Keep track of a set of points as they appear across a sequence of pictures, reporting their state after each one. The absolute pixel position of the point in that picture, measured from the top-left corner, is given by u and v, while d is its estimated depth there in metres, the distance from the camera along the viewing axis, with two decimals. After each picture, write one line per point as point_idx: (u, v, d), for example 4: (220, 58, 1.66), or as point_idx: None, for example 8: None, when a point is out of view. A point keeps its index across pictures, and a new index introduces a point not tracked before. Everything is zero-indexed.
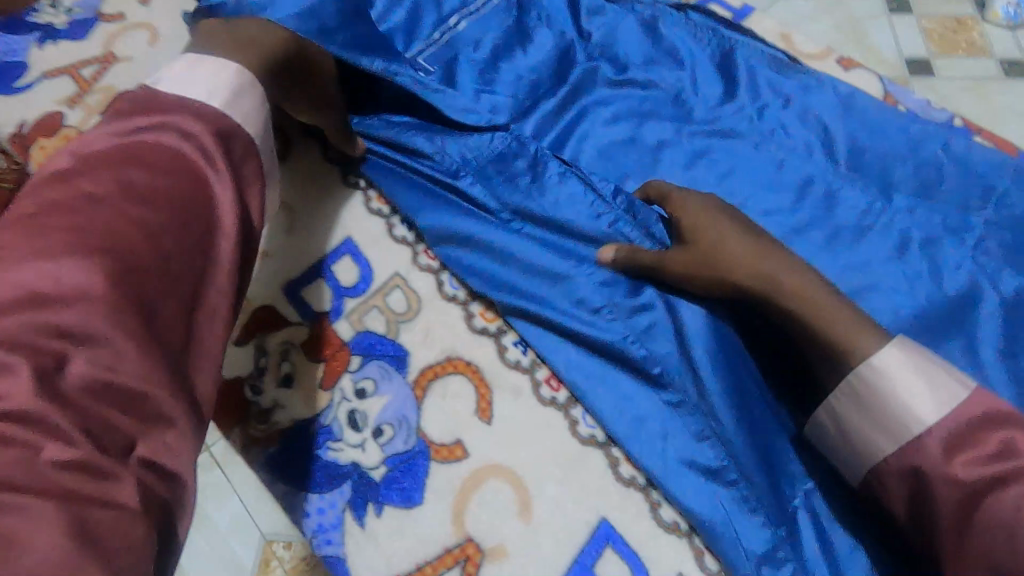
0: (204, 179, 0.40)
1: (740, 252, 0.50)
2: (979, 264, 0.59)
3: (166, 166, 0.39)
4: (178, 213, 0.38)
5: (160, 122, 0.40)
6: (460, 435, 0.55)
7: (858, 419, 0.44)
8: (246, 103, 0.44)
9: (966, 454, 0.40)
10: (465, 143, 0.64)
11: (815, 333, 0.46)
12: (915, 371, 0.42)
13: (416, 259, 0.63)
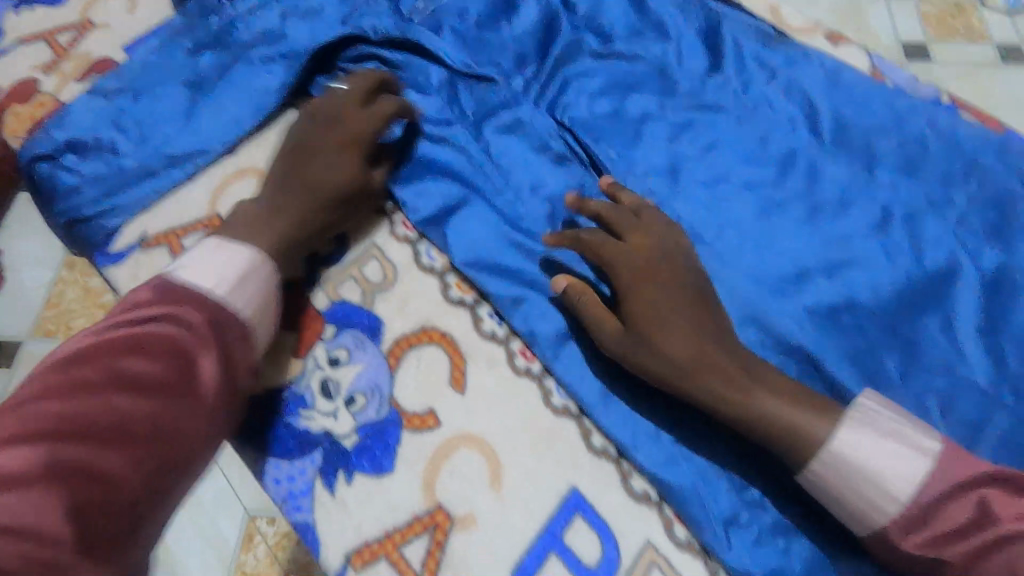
0: (200, 364, 0.44)
1: (673, 342, 0.50)
2: (961, 240, 0.58)
3: (163, 357, 0.43)
4: (165, 406, 0.41)
5: (173, 315, 0.45)
6: (432, 404, 0.55)
7: (836, 503, 0.46)
8: (248, 285, 0.50)
9: (947, 537, 0.42)
10: (464, 101, 0.67)
11: (764, 423, 0.48)
12: (877, 448, 0.45)
13: (392, 230, 0.62)
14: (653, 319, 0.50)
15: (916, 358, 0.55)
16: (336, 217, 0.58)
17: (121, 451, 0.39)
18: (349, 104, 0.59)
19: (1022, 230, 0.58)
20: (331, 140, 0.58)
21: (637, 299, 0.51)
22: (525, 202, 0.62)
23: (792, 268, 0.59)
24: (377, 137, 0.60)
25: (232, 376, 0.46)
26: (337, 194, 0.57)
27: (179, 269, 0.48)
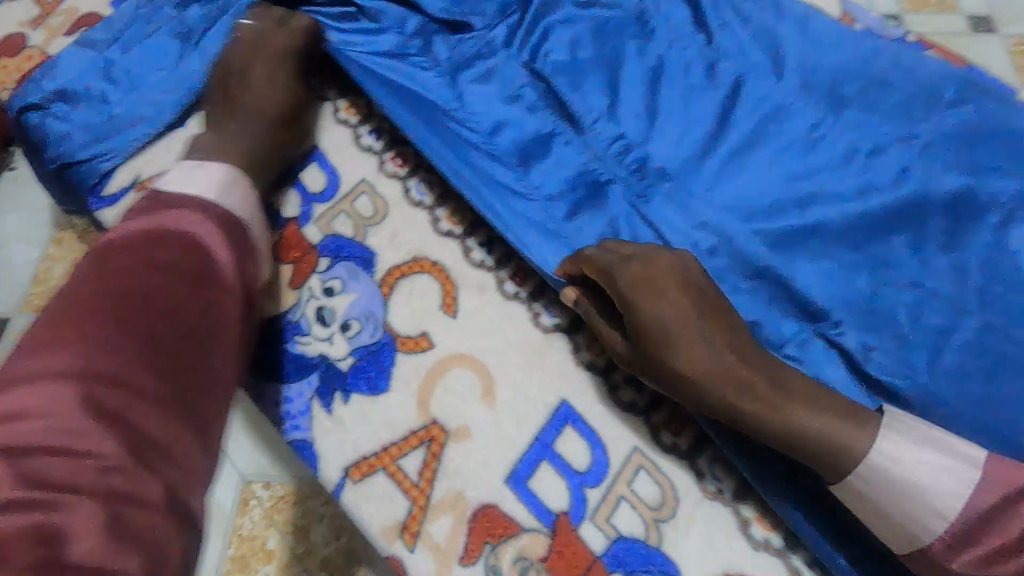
0: (214, 259, 0.43)
1: (699, 360, 0.45)
2: (928, 167, 0.61)
3: (177, 253, 0.42)
4: (187, 293, 0.40)
5: (174, 217, 0.44)
6: (423, 327, 0.56)
7: (875, 518, 0.44)
8: (236, 193, 0.49)
9: (989, 548, 0.40)
10: (439, 52, 0.68)
11: (797, 438, 0.44)
12: (922, 463, 0.42)
13: (382, 167, 0.65)
14: (682, 337, 0.46)
15: (886, 276, 0.58)
16: (283, 142, 0.61)
17: (153, 335, 0.37)
18: (271, 34, 0.62)
19: (984, 156, 0.61)
20: (262, 63, 0.60)
21: (661, 320, 0.46)
22: (499, 142, 0.63)
23: (767, 198, 0.62)
24: (301, 60, 0.63)
25: (241, 271, 0.45)
26: (280, 116, 0.60)
27: (164, 184, 0.47)
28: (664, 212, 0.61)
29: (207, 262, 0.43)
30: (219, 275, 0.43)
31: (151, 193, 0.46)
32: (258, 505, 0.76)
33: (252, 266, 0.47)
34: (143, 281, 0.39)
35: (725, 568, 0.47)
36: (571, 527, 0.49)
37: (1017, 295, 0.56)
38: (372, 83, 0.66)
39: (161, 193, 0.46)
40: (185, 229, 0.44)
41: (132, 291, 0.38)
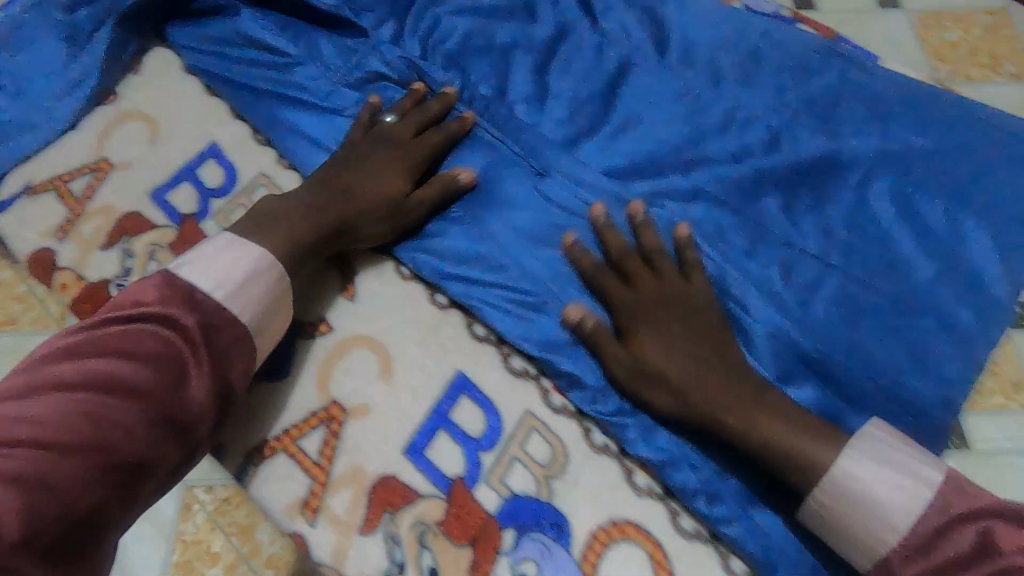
0: (175, 383, 0.45)
1: (705, 382, 0.49)
2: (798, 133, 0.65)
3: (135, 371, 0.44)
4: (119, 431, 0.42)
5: (144, 322, 0.46)
6: (323, 312, 0.58)
7: (823, 521, 0.46)
8: (249, 292, 0.50)
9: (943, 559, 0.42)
10: (323, 54, 0.69)
11: (768, 448, 0.47)
12: (887, 477, 0.45)
13: (280, 159, 0.66)
14: (670, 345, 0.50)
15: (763, 235, 0.62)
16: (359, 223, 0.57)
17: (65, 477, 0.39)
18: (387, 126, 0.62)
19: (846, 123, 0.65)
20: (380, 155, 0.60)
21: (653, 332, 0.51)
22: None
23: (650, 172, 0.65)
24: (423, 161, 0.61)
25: (212, 390, 0.47)
26: (371, 203, 0.57)
27: (180, 270, 0.49)
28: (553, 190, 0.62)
29: (171, 384, 0.45)
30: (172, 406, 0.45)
31: (167, 277, 0.49)
32: (201, 514, 0.73)
33: (232, 379, 0.49)
34: (82, 408, 0.41)
35: (611, 515, 0.50)
36: (467, 490, 0.51)
37: (875, 245, 0.61)
38: (261, 90, 0.68)
39: (175, 280, 0.49)
40: (156, 338, 0.45)
41: (60, 424, 0.40)
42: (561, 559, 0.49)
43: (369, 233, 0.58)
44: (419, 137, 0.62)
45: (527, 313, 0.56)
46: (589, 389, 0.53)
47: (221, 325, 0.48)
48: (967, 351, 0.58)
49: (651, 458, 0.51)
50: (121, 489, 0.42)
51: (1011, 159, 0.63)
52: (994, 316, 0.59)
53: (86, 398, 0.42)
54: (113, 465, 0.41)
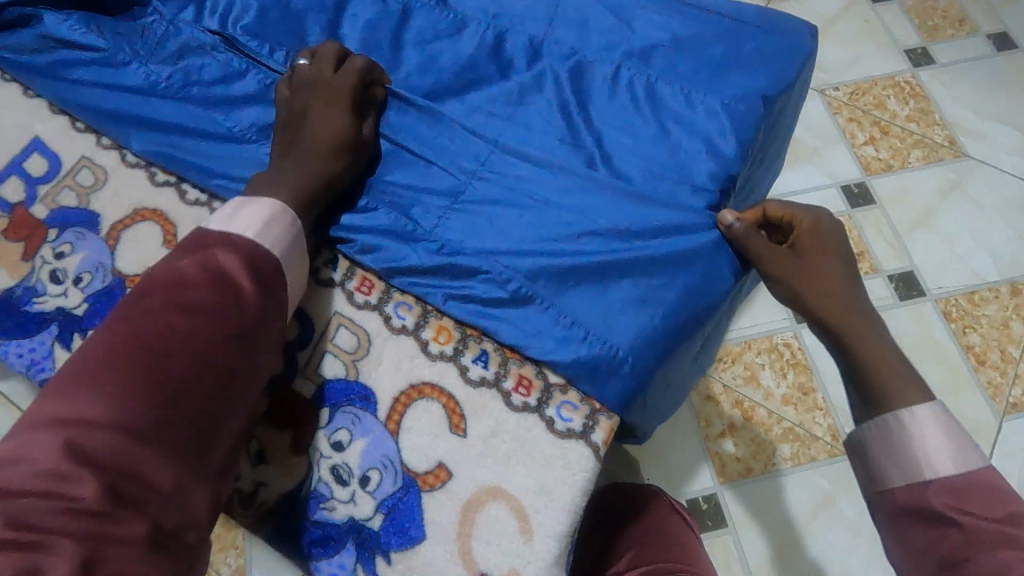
0: (238, 299, 0.50)
1: (834, 303, 0.57)
2: (558, 43, 0.73)
3: (203, 290, 0.48)
4: (206, 337, 0.47)
5: (206, 255, 0.50)
6: (150, 264, 0.66)
7: (874, 440, 0.52)
8: (275, 227, 0.55)
9: (966, 510, 0.46)
10: (133, 40, 0.72)
11: (882, 352, 0.55)
12: (943, 439, 0.49)
13: (100, 141, 0.72)
14: (836, 306, 0.57)
15: (524, 133, 0.68)
16: (332, 166, 0.61)
17: (169, 379, 0.45)
18: (308, 70, 0.64)
19: (599, 31, 0.73)
20: (313, 95, 0.62)
21: (834, 296, 0.57)
22: (193, 101, 0.70)
23: (437, 93, 0.71)
24: (352, 91, 0.63)
25: (264, 304, 0.51)
26: (324, 147, 0.60)
27: (211, 221, 0.54)
28: None
29: (233, 302, 0.49)
30: (246, 318, 0.49)
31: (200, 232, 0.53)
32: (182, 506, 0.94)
33: (279, 303, 0.53)
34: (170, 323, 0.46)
35: (409, 380, 0.59)
36: (287, 383, 0.59)
37: (625, 127, 0.69)
38: (77, 86, 0.72)
39: (208, 232, 0.53)
40: (210, 264, 0.50)
41: (158, 335, 0.46)
42: (369, 423, 0.57)
43: (339, 176, 0.61)
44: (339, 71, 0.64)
45: (353, 221, 0.63)
46: (403, 271, 0.61)
47: (262, 253, 0.53)
48: (705, 205, 0.66)
49: (450, 315, 0.60)
50: (217, 392, 0.47)
51: (736, 41, 0.72)
52: (726, 171, 0.67)
53: (173, 319, 0.47)
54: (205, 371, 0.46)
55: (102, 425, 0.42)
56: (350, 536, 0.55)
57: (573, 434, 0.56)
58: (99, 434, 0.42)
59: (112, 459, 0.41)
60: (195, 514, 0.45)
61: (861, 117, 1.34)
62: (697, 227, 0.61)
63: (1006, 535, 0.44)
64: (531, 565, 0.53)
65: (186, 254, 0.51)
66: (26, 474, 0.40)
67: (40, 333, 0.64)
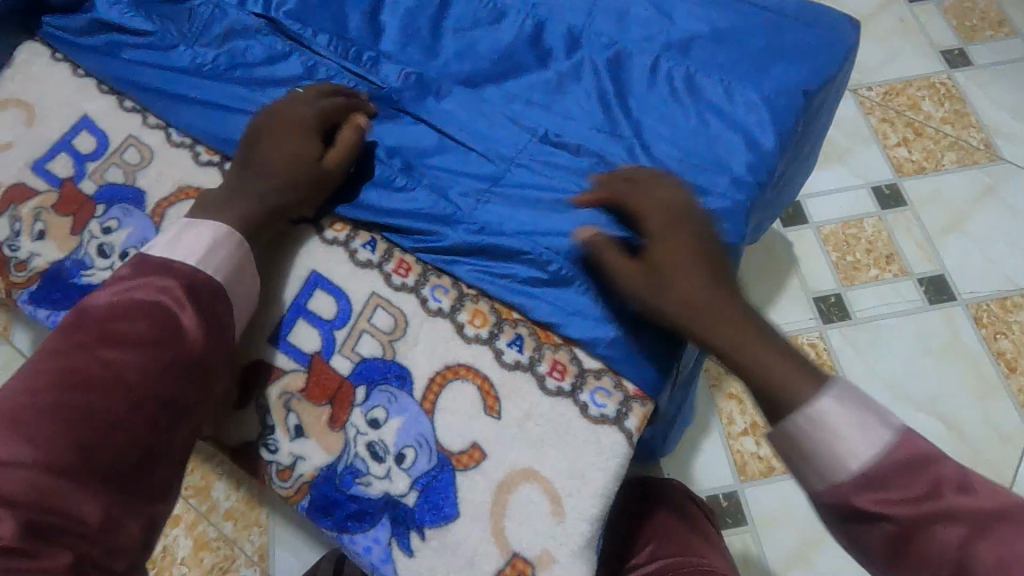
0: (172, 329, 0.51)
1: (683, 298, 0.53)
2: (598, 33, 0.73)
3: (135, 325, 0.50)
4: (136, 372, 0.49)
5: (140, 288, 0.52)
6: None
7: (789, 448, 0.49)
8: (219, 252, 0.55)
9: (892, 496, 0.45)
10: (181, 24, 0.75)
11: (758, 371, 0.51)
12: (847, 427, 0.47)
13: (145, 121, 0.73)
14: (707, 305, 0.53)
15: (563, 122, 0.69)
16: (288, 200, 0.60)
17: (95, 414, 0.47)
18: (291, 100, 0.63)
19: (639, 22, 0.73)
20: (281, 124, 0.62)
21: (682, 298, 0.52)
22: (236, 81, 0.72)
23: (475, 79, 0.72)
24: (326, 129, 0.63)
25: (204, 327, 0.52)
26: (296, 185, 0.61)
27: (152, 249, 0.55)
28: (398, 96, 0.70)
29: (169, 333, 0.50)
30: (179, 350, 0.51)
31: (141, 257, 0.54)
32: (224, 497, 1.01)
33: (222, 330, 0.54)
34: (103, 358, 0.48)
35: (445, 361, 0.59)
36: (325, 361, 0.61)
37: (663, 118, 0.69)
38: (125, 65, 0.74)
39: (148, 258, 0.54)
40: (148, 297, 0.51)
41: (88, 371, 0.48)
42: (405, 402, 0.58)
43: (298, 212, 0.62)
44: (316, 104, 0.63)
45: (395, 202, 0.64)
46: (445, 251, 0.62)
47: (202, 280, 0.53)
48: (745, 198, 0.66)
49: (490, 299, 0.61)
50: (150, 423, 0.49)
51: (778, 36, 0.72)
52: (764, 165, 0.67)
53: (105, 355, 0.49)
54: (136, 403, 0.48)
55: (28, 464, 0.44)
56: (385, 511, 0.56)
57: (607, 420, 0.56)
58: (24, 472, 0.44)
59: (34, 495, 0.43)
60: (123, 542, 0.46)
61: (894, 118, 1.32)
62: (726, 214, 0.65)
63: (936, 511, 0.44)
64: (563, 547, 0.53)
65: (121, 286, 0.52)
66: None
67: None
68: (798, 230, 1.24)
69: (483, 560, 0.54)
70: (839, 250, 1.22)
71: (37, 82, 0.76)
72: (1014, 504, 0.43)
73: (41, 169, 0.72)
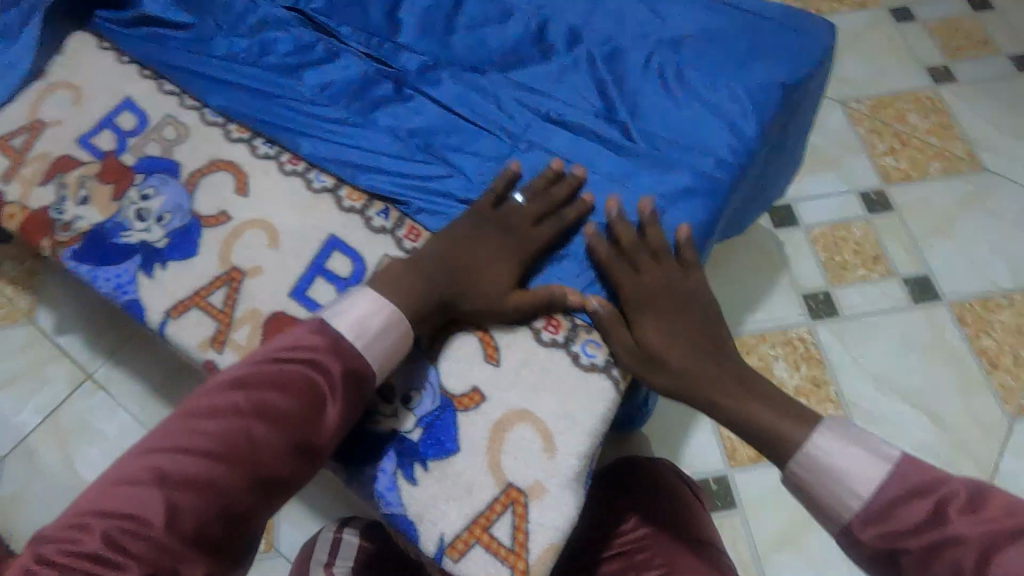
0: (314, 416, 0.53)
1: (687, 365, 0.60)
2: (595, 30, 0.80)
3: (287, 404, 0.52)
4: (271, 453, 0.51)
5: (299, 367, 0.54)
6: (222, 207, 0.73)
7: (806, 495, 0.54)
8: (385, 341, 0.58)
9: (896, 529, 0.48)
10: (218, 16, 0.85)
11: (748, 426, 0.58)
12: (840, 463, 0.52)
13: (183, 102, 0.81)
14: (706, 379, 0.60)
15: (563, 107, 0.77)
16: (481, 311, 0.63)
17: (230, 485, 0.49)
18: (510, 208, 0.67)
19: (632, 19, 0.81)
20: (493, 238, 0.65)
21: (682, 372, 0.60)
22: (269, 67, 0.81)
23: (482, 69, 0.80)
24: (532, 250, 0.65)
25: (339, 428, 0.55)
26: (479, 291, 0.63)
27: (332, 319, 0.57)
28: (411, 81, 0.79)
29: (307, 421, 0.53)
30: (309, 446, 0.53)
31: (320, 324, 0.57)
32: None
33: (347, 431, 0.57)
34: (250, 431, 0.51)
35: None
36: None
37: (654, 105, 0.76)
38: (168, 52, 0.83)
39: (327, 327, 0.57)
40: (303, 378, 0.54)
41: (235, 438, 0.51)
42: (412, 349, 0.64)
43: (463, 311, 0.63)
44: (537, 225, 0.66)
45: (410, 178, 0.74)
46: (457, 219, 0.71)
47: (362, 368, 0.56)
48: (725, 177, 0.72)
49: None
50: (265, 501, 0.51)
51: (758, 35, 0.79)
52: (744, 148, 0.73)
53: (254, 424, 0.51)
54: (259, 480, 0.51)
55: (154, 526, 0.46)
56: (392, 445, 0.60)
57: (596, 368, 0.62)
58: (159, 523, 0.47)
59: (157, 554, 0.46)
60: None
61: (882, 128, 1.39)
62: (709, 192, 0.72)
63: (942, 539, 0.46)
64: (554, 478, 0.58)
65: (282, 357, 0.55)
66: (100, 534, 0.46)
67: (121, 262, 0.71)
68: (790, 231, 1.30)
69: (479, 491, 0.58)
70: (828, 251, 1.27)
71: (85, 66, 0.84)
72: (1022, 527, 0.44)
73: (86, 144, 0.79)
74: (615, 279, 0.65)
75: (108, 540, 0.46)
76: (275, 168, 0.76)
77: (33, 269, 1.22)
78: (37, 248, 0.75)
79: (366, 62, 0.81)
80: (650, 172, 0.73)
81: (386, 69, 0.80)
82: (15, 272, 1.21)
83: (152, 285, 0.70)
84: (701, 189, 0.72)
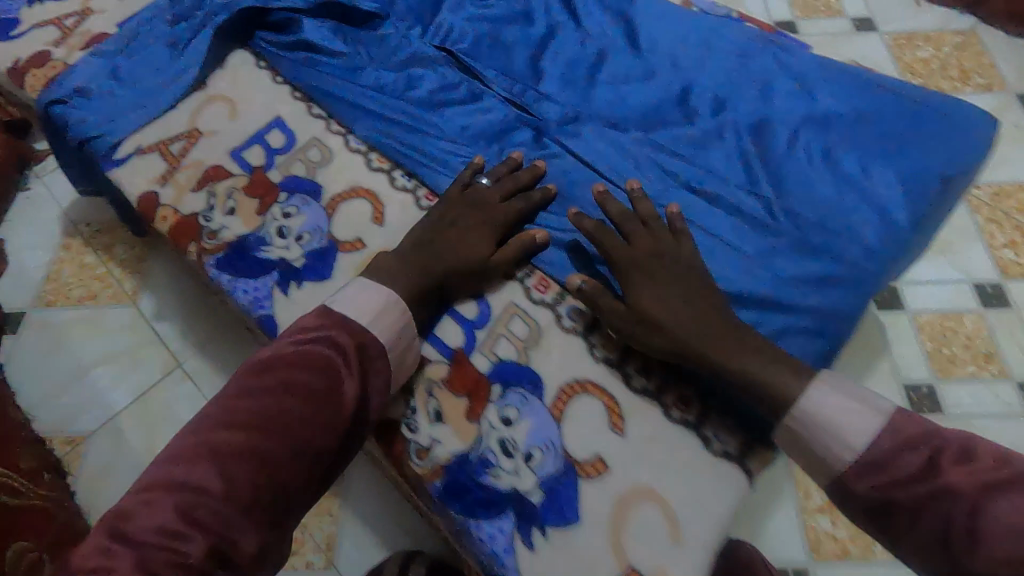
0: (339, 383, 0.54)
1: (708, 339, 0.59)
2: (742, 100, 0.79)
3: (312, 375, 0.54)
4: (306, 421, 0.52)
5: (316, 344, 0.56)
6: (360, 234, 0.75)
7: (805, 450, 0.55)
8: (389, 316, 0.60)
9: (888, 477, 0.49)
10: (371, 49, 0.88)
11: (778, 403, 0.56)
12: (839, 413, 0.53)
13: (329, 127, 0.84)
14: (726, 354, 0.59)
15: (704, 175, 0.75)
16: (464, 284, 0.67)
17: (274, 455, 0.50)
18: (477, 189, 0.71)
19: (782, 93, 0.79)
20: (467, 216, 0.68)
21: (712, 349, 0.59)
22: (414, 102, 0.83)
23: (623, 127, 0.80)
24: (507, 223, 0.69)
25: (360, 399, 0.56)
26: (465, 262, 0.66)
27: (333, 304, 0.60)
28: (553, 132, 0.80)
29: (334, 388, 0.54)
30: (340, 411, 0.54)
31: (323, 310, 0.60)
32: None
33: (371, 402, 0.57)
34: (282, 403, 0.52)
35: (573, 375, 0.64)
36: (465, 356, 0.66)
37: (799, 183, 0.74)
38: (321, 77, 0.87)
39: (331, 311, 0.59)
40: (324, 352, 0.55)
41: (270, 412, 0.52)
42: (537, 406, 0.63)
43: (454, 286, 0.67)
44: (506, 200, 0.71)
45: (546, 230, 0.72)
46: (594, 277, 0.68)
47: (368, 340, 0.58)
48: (872, 268, 0.69)
49: None
50: (308, 470, 0.52)
51: (915, 122, 0.76)
52: (894, 239, 0.70)
53: (284, 397, 0.52)
54: (298, 448, 0.51)
55: (210, 495, 0.47)
56: (511, 504, 0.59)
57: (729, 457, 0.60)
58: (214, 498, 0.47)
59: (218, 523, 0.47)
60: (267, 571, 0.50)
61: (1003, 219, 1.31)
62: (853, 282, 0.69)
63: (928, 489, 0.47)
64: (679, 567, 0.55)
65: (301, 337, 0.57)
66: (162, 513, 0.46)
67: (260, 276, 0.74)
68: (895, 316, 1.23)
69: (598, 568, 0.56)
70: (936, 343, 1.20)
71: (242, 83, 0.88)
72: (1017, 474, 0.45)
73: (236, 157, 0.83)
74: (606, 248, 0.66)
75: (169, 514, 0.46)
76: (411, 202, 0.77)
77: (143, 256, 1.29)
78: (182, 251, 0.79)
79: (509, 108, 0.82)
80: (791, 254, 0.70)
81: (528, 116, 0.81)
82: (126, 256, 1.28)
83: (285, 302, 0.72)
84: (845, 278, 0.69)
